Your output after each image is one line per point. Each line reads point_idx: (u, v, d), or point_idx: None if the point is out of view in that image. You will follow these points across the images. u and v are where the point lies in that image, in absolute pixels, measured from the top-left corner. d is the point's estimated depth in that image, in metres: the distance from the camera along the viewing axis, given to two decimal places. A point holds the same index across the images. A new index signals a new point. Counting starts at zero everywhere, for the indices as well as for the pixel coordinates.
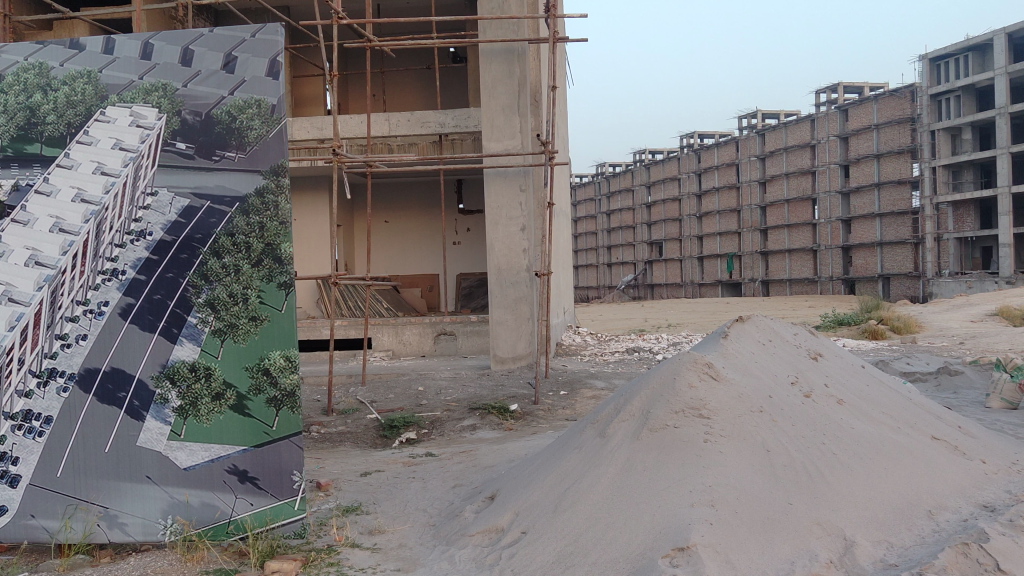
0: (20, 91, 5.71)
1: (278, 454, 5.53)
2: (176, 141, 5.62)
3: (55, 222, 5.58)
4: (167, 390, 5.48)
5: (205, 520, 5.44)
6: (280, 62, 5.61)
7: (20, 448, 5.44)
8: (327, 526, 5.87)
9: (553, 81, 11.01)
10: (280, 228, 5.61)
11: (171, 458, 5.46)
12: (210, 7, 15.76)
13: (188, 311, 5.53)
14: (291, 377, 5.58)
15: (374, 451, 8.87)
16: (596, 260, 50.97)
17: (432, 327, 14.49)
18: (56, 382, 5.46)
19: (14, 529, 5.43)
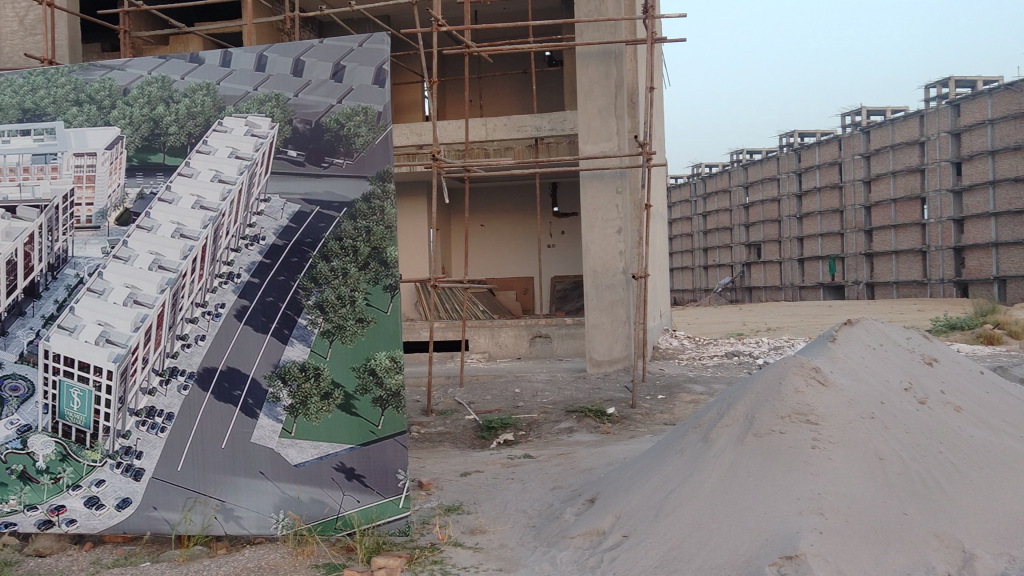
0: (144, 104, 5.99)
1: (383, 453, 5.66)
2: (289, 149, 5.83)
3: (177, 228, 5.84)
4: (278, 388, 5.69)
5: (315, 515, 5.63)
6: (386, 70, 5.76)
7: (144, 443, 5.73)
8: (430, 525, 5.97)
9: (650, 82, 10.89)
10: (386, 232, 5.76)
11: (283, 455, 5.67)
12: (315, 18, 16.25)
13: (299, 312, 5.74)
14: (396, 378, 5.69)
15: (473, 452, 8.97)
16: (692, 263, 50.18)
17: (528, 329, 14.57)
18: (178, 380, 5.73)
19: (137, 520, 5.72)
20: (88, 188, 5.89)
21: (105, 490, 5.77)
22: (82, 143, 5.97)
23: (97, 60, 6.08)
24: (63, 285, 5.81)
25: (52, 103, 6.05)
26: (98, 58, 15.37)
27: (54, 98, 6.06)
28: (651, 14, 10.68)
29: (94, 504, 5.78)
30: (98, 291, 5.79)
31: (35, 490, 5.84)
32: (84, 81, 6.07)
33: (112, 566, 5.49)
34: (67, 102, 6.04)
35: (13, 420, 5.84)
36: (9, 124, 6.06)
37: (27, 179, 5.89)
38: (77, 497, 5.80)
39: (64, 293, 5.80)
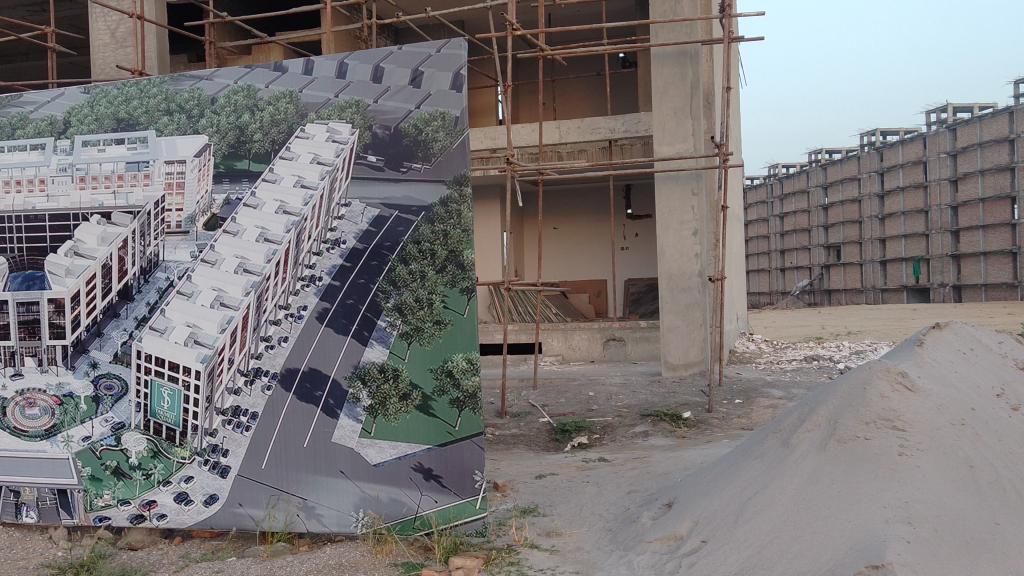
0: (230, 112, 6.16)
1: (461, 454, 5.72)
2: (369, 154, 5.93)
3: (261, 232, 6.00)
4: (358, 389, 5.80)
5: (394, 515, 5.74)
6: (463, 75, 5.80)
7: (230, 441, 5.91)
8: (507, 526, 6.01)
9: (727, 81, 10.72)
10: (463, 235, 5.81)
11: (363, 455, 5.78)
12: (391, 25, 16.52)
13: (378, 314, 5.83)
14: (472, 380, 5.74)
15: (548, 454, 8.98)
16: (769, 265, 49.23)
17: (602, 332, 14.51)
18: (261, 380, 5.89)
19: (224, 516, 5.94)
20: (178, 194, 6.10)
21: (193, 487, 5.97)
22: (172, 151, 6.18)
23: (186, 71, 6.28)
24: (155, 288, 6.03)
25: (145, 112, 6.29)
26: (185, 69, 15.92)
27: (146, 108, 6.29)
28: (728, 13, 10.53)
29: (183, 499, 6.00)
30: (187, 294, 6.00)
31: (128, 486, 6.09)
32: (174, 91, 6.26)
33: (200, 560, 5.69)
34: (159, 112, 6.27)
35: (108, 418, 6.12)
36: (105, 133, 6.31)
37: (121, 185, 6.14)
38: (168, 492, 6.02)
39: (156, 296, 6.03)
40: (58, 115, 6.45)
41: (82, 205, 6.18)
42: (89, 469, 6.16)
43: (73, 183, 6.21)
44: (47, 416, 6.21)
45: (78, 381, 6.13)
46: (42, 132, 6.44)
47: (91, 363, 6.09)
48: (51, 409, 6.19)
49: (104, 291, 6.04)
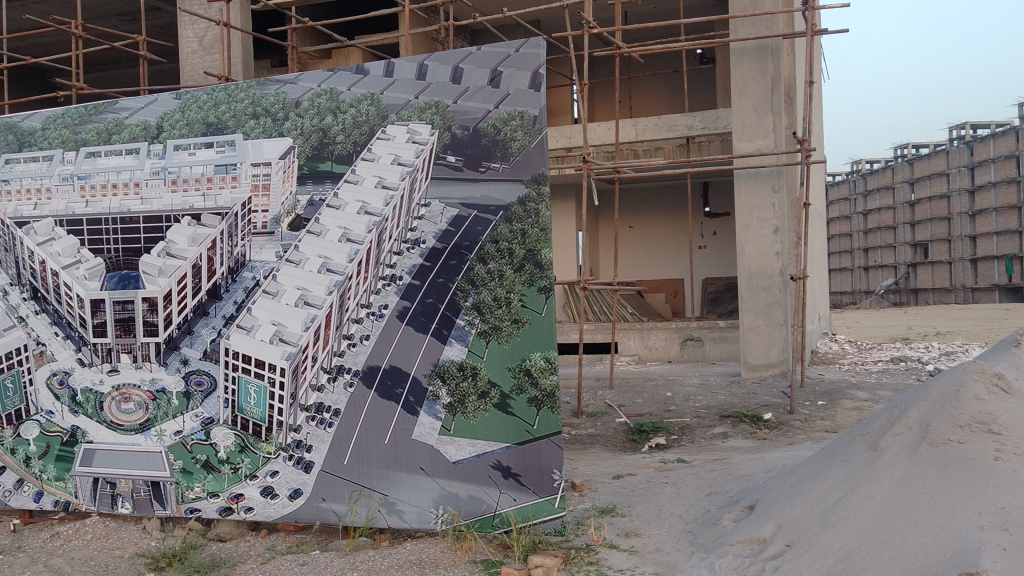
0: (314, 115, 6.28)
1: (539, 453, 5.70)
2: (448, 155, 5.98)
3: (343, 233, 6.11)
4: (438, 387, 5.87)
5: (473, 512, 5.78)
6: (542, 75, 5.73)
7: (314, 437, 6.06)
8: (585, 526, 5.98)
9: (810, 75, 10.47)
10: (541, 235, 5.77)
11: (442, 452, 5.84)
12: (468, 26, 16.66)
13: (457, 313, 5.88)
14: (550, 379, 5.70)
15: (625, 455, 8.92)
16: (851, 263, 47.87)
17: (679, 332, 14.35)
18: (344, 377, 6.02)
19: (308, 510, 6.10)
20: (264, 196, 6.27)
21: (279, 481, 6.15)
22: (258, 153, 6.36)
23: (272, 75, 6.44)
24: (242, 287, 6.21)
25: (232, 117, 6.48)
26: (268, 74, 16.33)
27: (234, 112, 6.48)
28: (811, 6, 10.28)
29: (270, 493, 6.18)
30: (272, 293, 6.15)
31: (217, 479, 6.30)
32: (260, 95, 6.44)
33: (286, 552, 5.88)
34: (245, 116, 6.45)
35: (197, 413, 6.33)
36: (195, 138, 6.53)
37: (210, 188, 6.37)
38: (255, 486, 6.22)
39: (242, 295, 6.20)
40: (151, 120, 6.69)
41: (174, 207, 6.40)
42: (180, 462, 6.39)
43: (165, 186, 6.44)
44: (141, 411, 6.45)
45: (170, 376, 6.36)
46: (136, 137, 6.69)
47: (182, 360, 6.32)
48: (145, 404, 6.44)
49: (194, 290, 6.24)
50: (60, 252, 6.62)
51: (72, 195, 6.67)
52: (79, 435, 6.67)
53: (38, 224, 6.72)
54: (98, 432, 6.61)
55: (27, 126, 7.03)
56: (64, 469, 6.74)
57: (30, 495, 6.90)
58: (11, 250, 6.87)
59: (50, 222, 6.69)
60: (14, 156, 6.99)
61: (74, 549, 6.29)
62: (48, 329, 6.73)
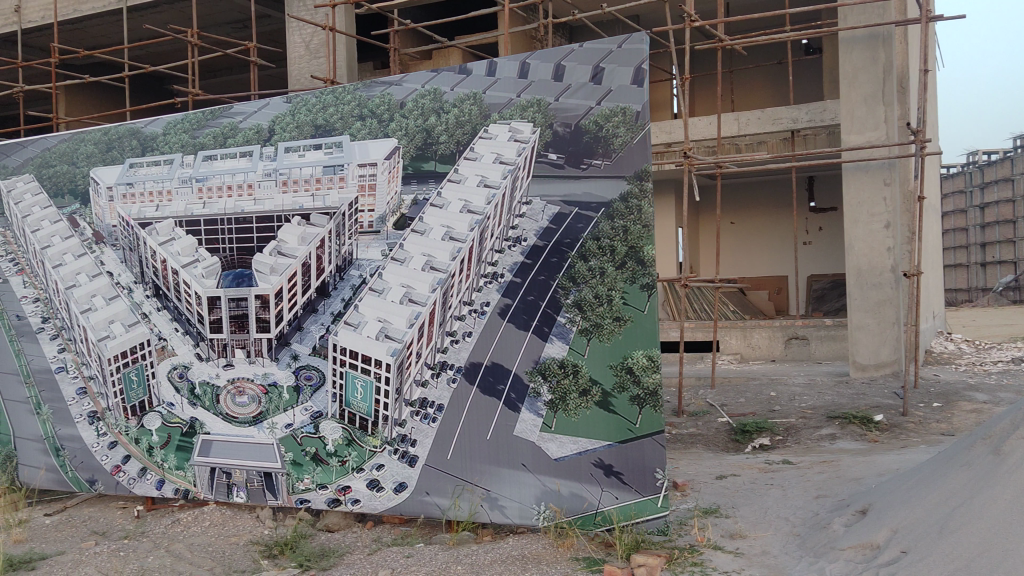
0: (418, 115, 6.37)
1: (642, 452, 5.65)
2: (550, 152, 5.96)
3: (446, 231, 6.20)
4: (539, 384, 5.89)
5: (575, 510, 5.78)
6: (645, 70, 5.68)
7: (417, 432, 6.18)
8: (689, 526, 5.91)
9: (924, 63, 9.91)
10: (643, 232, 5.71)
11: (544, 448, 5.86)
12: (566, 23, 16.64)
13: (558, 311, 5.89)
14: (653, 377, 5.65)
15: (727, 455, 8.74)
16: (966, 259, 45.50)
17: (784, 330, 13.99)
18: (447, 373, 6.12)
19: (413, 504, 6.22)
20: (370, 196, 6.45)
21: (384, 474, 6.30)
22: (365, 154, 6.52)
23: (377, 78, 6.56)
24: (349, 285, 6.41)
25: (340, 118, 6.65)
26: (371, 76, 16.69)
27: (342, 114, 6.65)
28: None
29: (375, 486, 6.34)
30: (378, 291, 6.30)
31: (326, 471, 6.49)
32: (367, 97, 6.59)
33: (391, 544, 6.02)
34: (352, 117, 6.61)
35: (307, 407, 6.55)
36: (304, 140, 6.74)
37: (319, 189, 6.57)
38: (361, 479, 6.37)
39: (350, 292, 6.40)
40: (263, 124, 6.93)
41: (285, 208, 6.67)
42: (291, 454, 6.62)
43: (277, 187, 6.70)
44: (254, 404, 6.73)
45: (282, 371, 6.62)
46: (249, 140, 6.94)
47: (292, 355, 6.58)
48: (258, 397, 6.71)
49: (304, 288, 6.51)
50: (179, 251, 6.94)
51: (190, 197, 6.98)
52: (197, 427, 6.98)
53: (159, 225, 7.06)
54: (214, 424, 6.90)
55: (149, 132, 7.37)
56: (184, 459, 7.06)
57: (152, 483, 7.25)
58: (135, 250, 7.23)
59: (170, 223, 7.02)
60: (136, 161, 7.33)
61: (192, 535, 6.61)
62: (169, 325, 7.07)
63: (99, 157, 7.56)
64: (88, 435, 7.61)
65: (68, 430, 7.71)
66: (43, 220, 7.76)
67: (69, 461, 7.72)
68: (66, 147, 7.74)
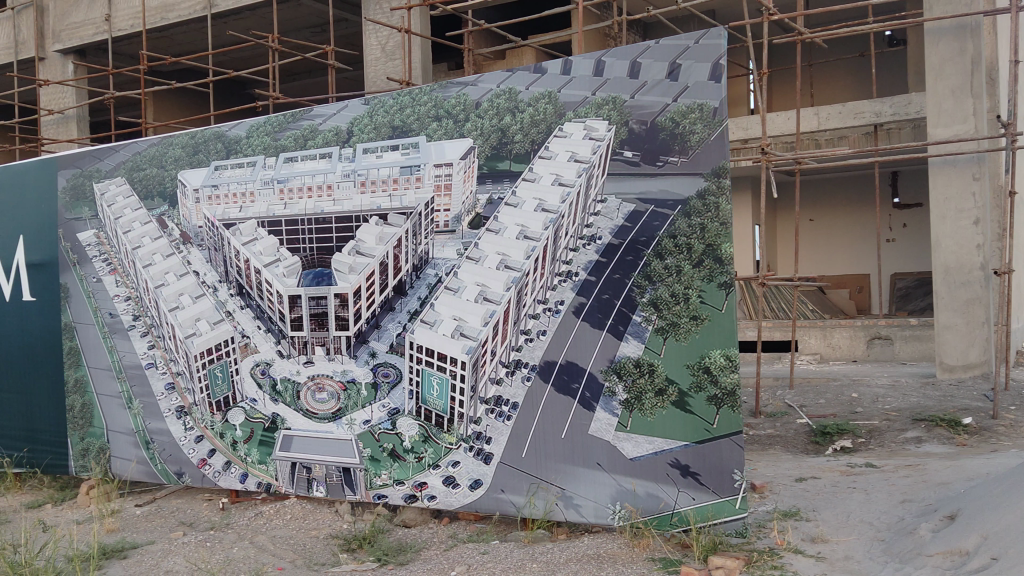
0: (493, 115, 6.39)
1: (719, 452, 5.55)
2: (625, 150, 5.91)
3: (521, 230, 6.21)
4: (614, 383, 5.87)
5: (651, 510, 5.74)
6: (723, 66, 5.55)
7: (492, 429, 6.22)
8: (768, 529, 5.81)
9: (1016, 54, 9.56)
10: (721, 229, 5.59)
11: (619, 448, 5.84)
12: (641, 19, 16.49)
13: (633, 310, 5.85)
14: (731, 377, 5.55)
15: (807, 457, 8.55)
16: None
17: (866, 330, 13.63)
18: (522, 371, 6.15)
19: (488, 501, 6.26)
20: (446, 196, 6.51)
21: (460, 471, 6.36)
22: (441, 154, 6.58)
23: (453, 78, 6.59)
24: (425, 284, 6.51)
25: (417, 119, 6.73)
26: (446, 77, 16.84)
27: (418, 115, 6.73)
28: None
29: (451, 482, 6.40)
30: (453, 289, 6.37)
31: (402, 467, 6.59)
32: (443, 98, 6.62)
33: (467, 541, 6.08)
34: (429, 118, 6.67)
35: (385, 403, 6.66)
36: (382, 141, 6.84)
37: (396, 189, 6.70)
38: (437, 475, 6.45)
39: (426, 291, 6.49)
40: (342, 125, 7.06)
41: (363, 208, 6.81)
42: (369, 450, 6.74)
43: (355, 188, 6.84)
44: (333, 400, 6.88)
45: (360, 368, 6.76)
46: (329, 142, 7.08)
47: (370, 352, 6.71)
48: (337, 394, 6.86)
49: (381, 286, 6.66)
50: (261, 251, 7.14)
51: (272, 198, 7.17)
52: (279, 422, 7.16)
53: (243, 225, 7.28)
54: (295, 419, 7.07)
55: (233, 135, 7.55)
56: (266, 453, 7.25)
57: (236, 476, 7.47)
58: (219, 250, 7.45)
59: (254, 223, 7.23)
60: (221, 163, 7.55)
61: (275, 528, 6.81)
62: (251, 323, 7.27)
63: (186, 160, 7.79)
64: (176, 428, 7.88)
65: (158, 424, 8.00)
66: (134, 221, 8.06)
67: (158, 454, 8.01)
68: (155, 151, 8.01)
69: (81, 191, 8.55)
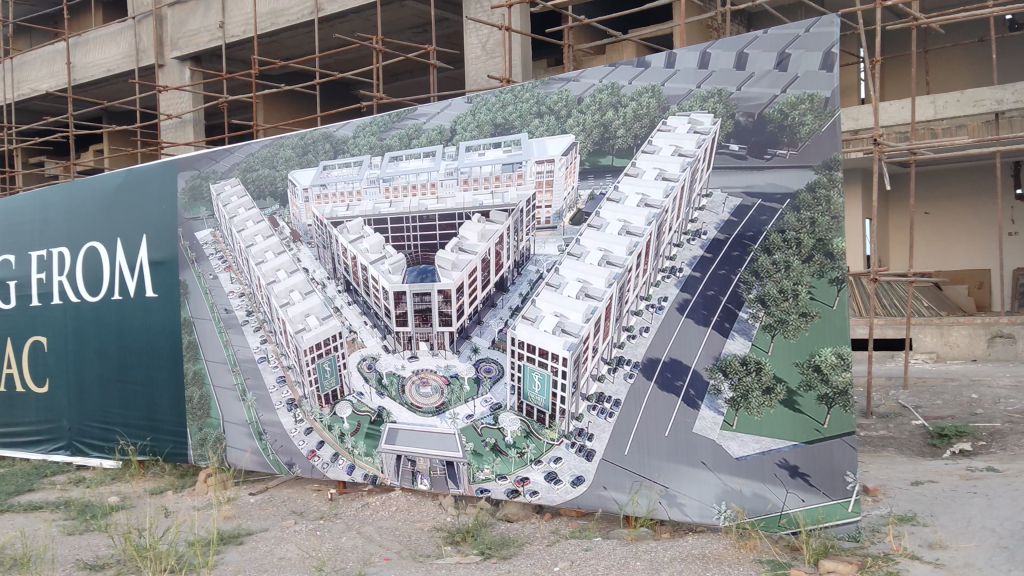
0: (595, 111, 6.35)
1: (831, 453, 5.38)
2: (731, 143, 5.76)
3: (623, 226, 6.20)
4: (719, 381, 5.75)
5: (758, 511, 5.60)
6: (835, 54, 5.35)
7: (594, 426, 6.20)
8: (882, 534, 5.62)
9: None
10: (832, 223, 5.42)
11: (725, 446, 5.73)
12: (745, 9, 16.11)
13: (739, 306, 5.71)
14: (843, 376, 5.36)
15: (923, 460, 8.18)
16: None
17: (986, 329, 13.02)
18: (624, 368, 6.11)
19: (591, 498, 6.25)
20: (548, 192, 6.52)
21: (562, 467, 6.35)
22: (543, 151, 6.58)
23: (555, 74, 6.58)
24: (527, 280, 6.55)
25: (518, 116, 6.74)
26: (545, 73, 16.85)
27: (520, 112, 6.73)
28: None
29: (553, 478, 6.40)
30: (555, 285, 6.40)
31: (504, 462, 6.63)
32: (544, 94, 6.61)
33: (569, 537, 6.10)
34: (530, 114, 6.67)
35: (487, 398, 6.73)
36: (483, 139, 6.88)
37: (498, 186, 6.77)
38: (539, 471, 6.46)
39: (528, 287, 6.54)
40: (446, 124, 7.12)
41: (466, 206, 6.92)
42: (471, 444, 6.80)
43: (458, 185, 6.94)
44: (438, 395, 7.00)
45: (463, 363, 6.86)
46: (432, 141, 7.17)
47: (473, 348, 6.80)
48: (441, 388, 6.98)
49: (484, 283, 6.77)
50: (368, 249, 7.32)
51: (378, 197, 7.35)
52: (384, 416, 7.32)
53: (350, 224, 7.49)
54: (400, 413, 7.21)
55: (341, 135, 7.73)
56: (372, 446, 7.42)
57: (344, 468, 7.67)
58: (328, 248, 7.67)
59: (360, 222, 7.43)
60: (329, 163, 7.74)
61: (380, 519, 6.97)
62: (358, 318, 7.45)
63: (296, 161, 8.02)
64: (287, 420, 8.14)
65: (270, 415, 8.29)
66: (247, 220, 8.37)
67: (270, 444, 8.30)
68: (267, 152, 8.27)
69: (199, 192, 8.93)
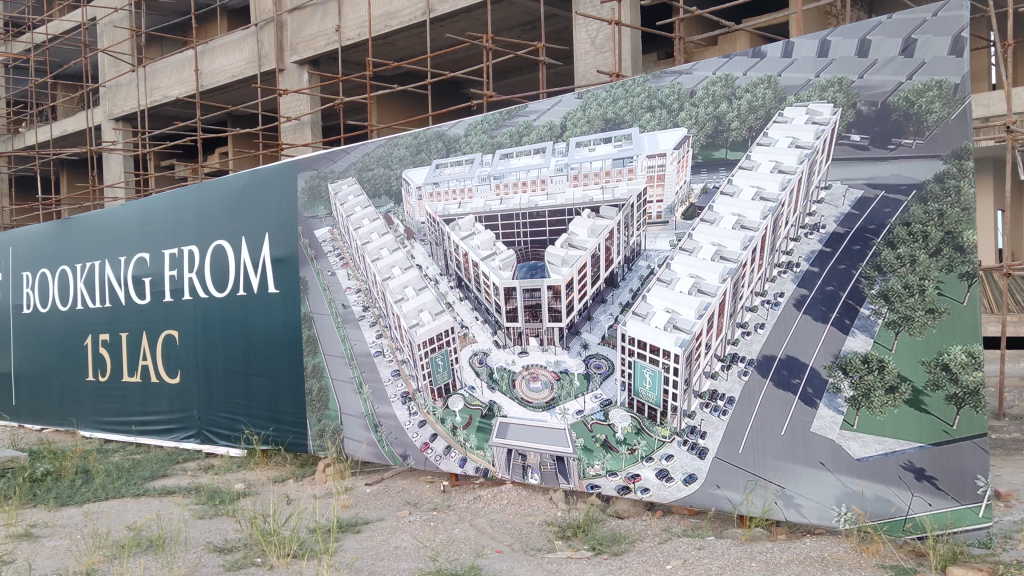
0: (708, 103, 6.23)
1: (960, 455, 5.14)
2: (852, 133, 5.56)
3: (737, 220, 6.08)
4: (839, 380, 5.57)
5: (880, 514, 5.40)
6: (965, 38, 5.12)
7: (707, 424, 6.11)
8: (1015, 541, 5.34)
9: None
10: (963, 215, 5.16)
11: (846, 447, 5.55)
12: None
13: (861, 302, 5.51)
14: (974, 375, 5.09)
15: None
16: None
17: None
18: (738, 366, 6.00)
19: (704, 496, 6.16)
20: (659, 186, 6.46)
21: (674, 464, 6.29)
22: (654, 145, 6.50)
23: (667, 67, 6.50)
24: (637, 276, 6.52)
25: (630, 111, 6.68)
26: (654, 67, 16.64)
27: (631, 106, 6.67)
28: None
29: (665, 476, 6.34)
30: (667, 281, 6.34)
31: (615, 458, 6.60)
32: (657, 88, 6.54)
33: (682, 535, 6.05)
34: (642, 109, 6.61)
35: (597, 395, 6.72)
36: (594, 134, 6.84)
37: (609, 181, 6.76)
38: (650, 468, 6.41)
39: (638, 283, 6.51)
40: (556, 120, 7.12)
41: (576, 202, 6.94)
42: (582, 440, 6.82)
43: (568, 181, 6.97)
44: (548, 391, 7.04)
45: (573, 359, 6.88)
46: (543, 137, 7.18)
47: (583, 343, 6.81)
48: (551, 383, 7.02)
49: (593, 279, 6.80)
50: (479, 245, 7.44)
51: (489, 194, 7.44)
52: (495, 410, 7.40)
53: (462, 221, 7.61)
54: (511, 408, 7.28)
55: (453, 133, 7.84)
56: (483, 439, 7.50)
57: (456, 460, 7.80)
58: (441, 245, 7.81)
59: (472, 219, 7.54)
60: (442, 161, 7.87)
61: (492, 512, 7.09)
62: (470, 314, 7.58)
63: (410, 159, 8.18)
64: (402, 413, 8.34)
65: (385, 408, 8.51)
66: (363, 218, 8.59)
67: (385, 436, 8.52)
68: (381, 152, 8.45)
69: (318, 191, 9.23)
